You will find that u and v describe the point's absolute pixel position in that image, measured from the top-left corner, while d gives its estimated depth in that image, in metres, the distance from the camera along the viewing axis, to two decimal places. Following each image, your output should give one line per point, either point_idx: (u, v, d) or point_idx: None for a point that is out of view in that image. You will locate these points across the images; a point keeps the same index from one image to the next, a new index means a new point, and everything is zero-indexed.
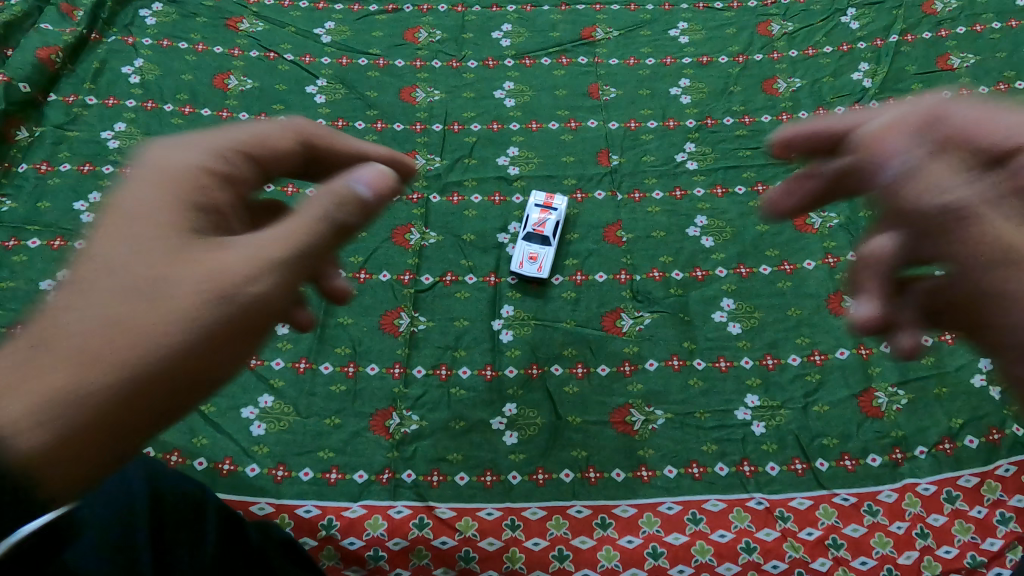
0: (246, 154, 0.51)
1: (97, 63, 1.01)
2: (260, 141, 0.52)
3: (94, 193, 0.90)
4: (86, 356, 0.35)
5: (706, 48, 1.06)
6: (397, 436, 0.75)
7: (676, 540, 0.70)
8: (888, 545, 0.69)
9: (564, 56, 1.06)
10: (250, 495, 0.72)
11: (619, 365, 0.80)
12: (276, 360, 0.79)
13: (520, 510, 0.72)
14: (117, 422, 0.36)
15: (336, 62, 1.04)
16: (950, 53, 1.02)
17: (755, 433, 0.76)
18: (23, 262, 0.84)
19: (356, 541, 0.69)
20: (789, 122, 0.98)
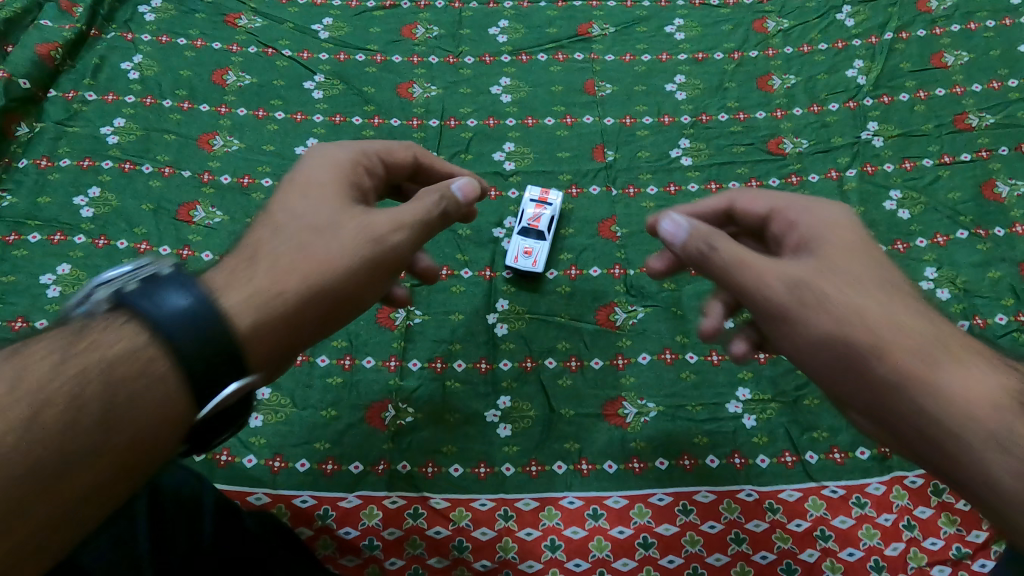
0: (384, 162, 0.68)
1: (96, 59, 1.01)
2: (387, 154, 0.68)
3: (93, 188, 0.90)
4: (292, 268, 0.54)
5: (702, 44, 1.07)
6: (392, 428, 0.76)
7: (667, 532, 0.71)
8: (875, 537, 0.70)
9: (561, 53, 1.06)
10: (248, 485, 0.73)
11: (612, 359, 0.81)
12: None
13: (514, 501, 0.73)
14: (299, 316, 0.54)
15: (334, 58, 1.04)
16: (944, 51, 1.03)
17: (746, 426, 0.77)
18: (24, 256, 0.85)
19: (351, 531, 0.70)
20: (783, 118, 0.99)
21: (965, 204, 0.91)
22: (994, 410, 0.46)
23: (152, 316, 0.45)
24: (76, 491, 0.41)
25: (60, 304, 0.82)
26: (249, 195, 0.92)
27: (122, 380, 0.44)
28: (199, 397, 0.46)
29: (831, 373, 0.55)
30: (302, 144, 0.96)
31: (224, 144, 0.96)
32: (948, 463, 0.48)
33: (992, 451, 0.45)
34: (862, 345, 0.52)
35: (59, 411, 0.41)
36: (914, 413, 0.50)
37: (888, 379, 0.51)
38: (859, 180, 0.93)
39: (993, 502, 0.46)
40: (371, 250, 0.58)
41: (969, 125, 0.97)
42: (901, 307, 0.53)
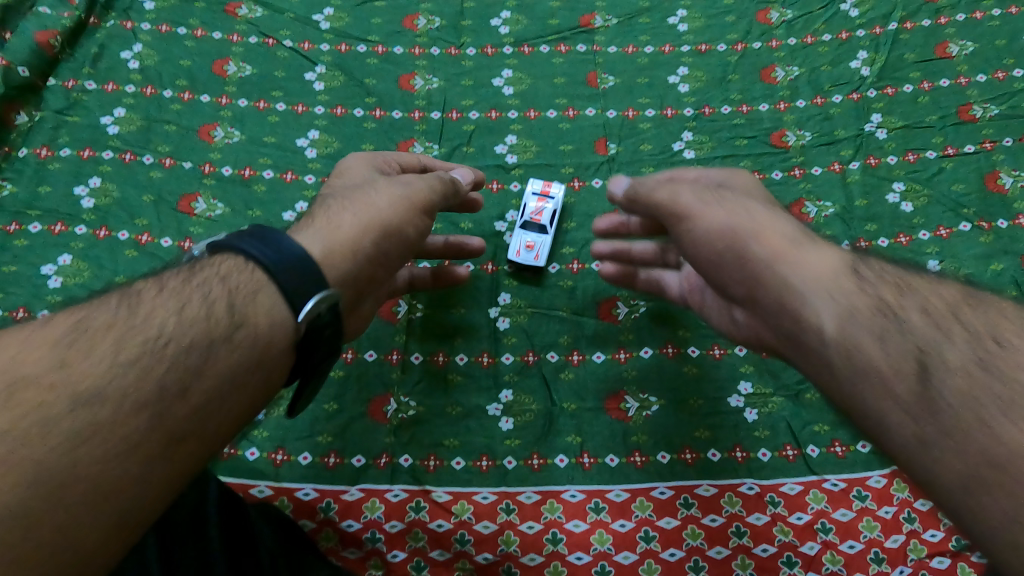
0: (397, 163, 0.79)
1: (95, 48, 1.01)
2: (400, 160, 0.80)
3: (94, 178, 0.90)
4: (346, 212, 0.63)
5: (705, 35, 1.06)
6: (394, 422, 0.76)
7: (668, 525, 0.71)
8: (875, 529, 0.71)
9: (563, 44, 1.06)
10: (250, 478, 0.73)
11: (614, 353, 0.81)
12: None
13: (516, 494, 0.73)
14: (363, 245, 0.61)
15: (335, 48, 1.04)
16: (949, 41, 1.02)
17: (747, 420, 0.77)
18: (25, 247, 0.85)
19: (354, 524, 0.71)
20: (787, 110, 0.99)
21: (968, 196, 0.90)
22: (831, 274, 0.54)
23: (249, 244, 0.52)
24: (189, 409, 0.45)
25: (62, 295, 0.82)
26: (250, 187, 0.91)
27: (230, 297, 0.49)
28: (294, 309, 0.51)
29: (713, 261, 0.64)
30: (303, 136, 0.96)
31: (225, 135, 0.95)
32: (791, 328, 0.55)
33: (819, 294, 0.53)
34: (737, 229, 0.61)
35: (176, 331, 0.46)
36: (770, 281, 0.57)
37: (754, 252, 0.59)
38: (862, 173, 0.93)
39: (820, 352, 0.53)
40: (405, 195, 0.67)
41: (973, 117, 0.96)
42: (773, 213, 0.63)
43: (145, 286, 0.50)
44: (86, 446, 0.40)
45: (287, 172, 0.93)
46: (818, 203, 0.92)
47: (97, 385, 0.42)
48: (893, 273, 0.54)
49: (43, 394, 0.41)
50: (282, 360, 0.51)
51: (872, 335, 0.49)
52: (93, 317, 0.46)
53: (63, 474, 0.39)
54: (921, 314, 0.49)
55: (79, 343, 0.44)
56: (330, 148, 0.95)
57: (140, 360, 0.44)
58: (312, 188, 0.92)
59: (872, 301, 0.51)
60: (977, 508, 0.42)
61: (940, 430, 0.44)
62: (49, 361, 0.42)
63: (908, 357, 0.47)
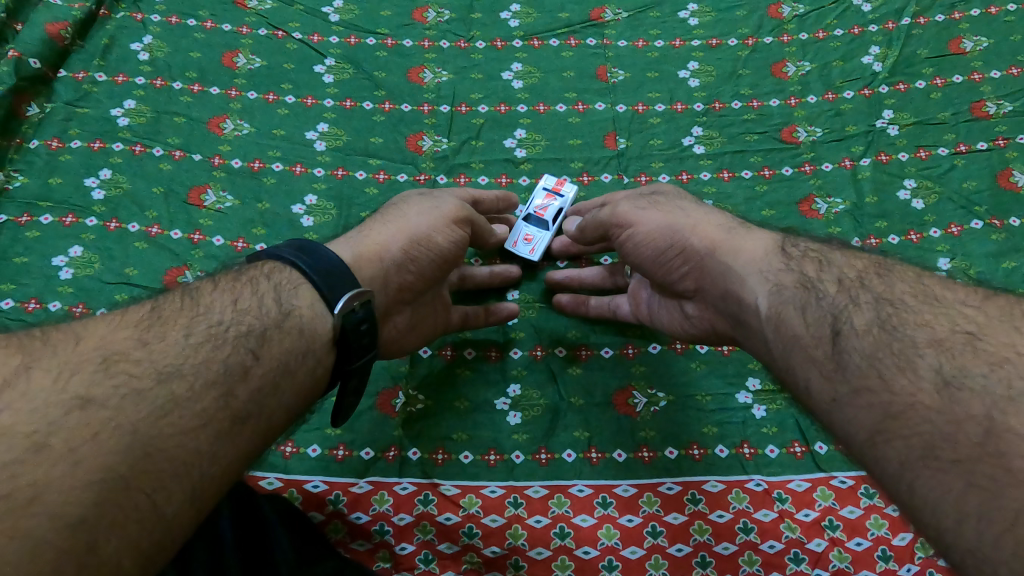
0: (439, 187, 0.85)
1: (105, 40, 1.01)
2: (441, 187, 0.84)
3: (104, 170, 0.90)
4: (377, 226, 0.69)
5: (716, 30, 1.05)
6: (402, 415, 0.77)
7: (676, 520, 0.71)
8: (883, 527, 0.70)
9: (573, 38, 1.05)
10: (260, 470, 0.73)
11: (622, 348, 0.81)
12: None
13: (523, 488, 0.73)
14: (388, 253, 0.66)
15: (344, 41, 1.04)
16: (963, 36, 1.02)
17: (755, 416, 0.77)
18: (36, 237, 0.85)
19: (362, 516, 0.71)
20: (797, 106, 0.98)
21: (980, 194, 0.90)
22: (765, 258, 0.60)
23: (293, 254, 0.60)
24: (251, 389, 0.51)
25: (72, 286, 0.82)
26: (259, 179, 0.91)
27: (276, 292, 0.57)
28: (330, 305, 0.58)
29: (659, 260, 0.69)
30: (312, 128, 0.96)
31: (234, 127, 0.95)
32: (734, 308, 0.61)
33: (755, 280, 0.59)
34: (676, 228, 0.67)
35: (236, 322, 0.53)
36: (713, 266, 0.63)
37: (695, 245, 0.65)
38: (873, 170, 0.92)
39: (756, 327, 0.58)
40: (435, 209, 0.72)
41: (986, 113, 0.96)
42: (709, 210, 0.69)
43: (200, 285, 0.57)
44: (171, 416, 0.46)
45: (296, 165, 0.93)
46: (828, 199, 0.91)
47: (177, 364, 0.48)
48: (816, 251, 0.59)
49: (133, 367, 0.47)
50: (322, 353, 0.57)
51: (795, 306, 0.54)
52: (164, 307, 0.53)
53: (155, 440, 0.44)
54: (834, 285, 0.54)
55: (156, 328, 0.51)
56: (339, 141, 0.95)
57: (211, 344, 0.51)
58: (321, 181, 0.92)
59: (797, 277, 0.56)
60: (878, 457, 0.45)
61: (848, 386, 0.48)
62: (133, 341, 0.49)
63: (823, 323, 0.52)
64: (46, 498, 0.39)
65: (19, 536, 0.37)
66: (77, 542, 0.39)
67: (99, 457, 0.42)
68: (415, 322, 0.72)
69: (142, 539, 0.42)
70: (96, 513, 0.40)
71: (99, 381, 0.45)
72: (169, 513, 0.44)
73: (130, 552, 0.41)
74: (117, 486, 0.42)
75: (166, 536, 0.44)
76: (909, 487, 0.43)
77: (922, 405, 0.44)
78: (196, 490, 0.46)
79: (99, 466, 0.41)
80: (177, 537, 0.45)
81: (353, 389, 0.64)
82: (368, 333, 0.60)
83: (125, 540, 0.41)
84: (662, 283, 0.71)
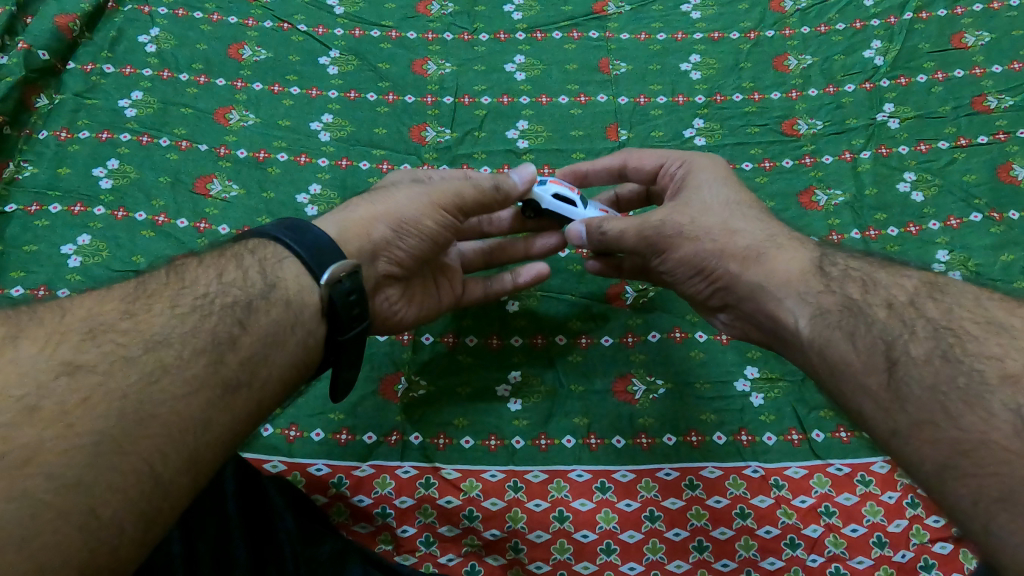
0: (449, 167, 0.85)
1: (113, 32, 1.02)
2: None
3: (112, 160, 0.92)
4: (362, 205, 0.71)
5: (718, 24, 1.06)
6: (405, 400, 0.78)
7: (673, 505, 0.72)
8: (879, 514, 0.71)
9: (576, 31, 1.06)
10: (265, 453, 0.74)
11: (621, 337, 0.82)
12: None
13: (523, 473, 0.74)
14: (374, 232, 0.69)
15: (349, 33, 1.05)
16: (964, 31, 1.02)
17: (754, 404, 0.78)
18: (45, 226, 0.86)
19: (365, 499, 0.72)
20: (798, 99, 0.99)
21: (980, 187, 0.90)
22: (804, 278, 0.60)
23: (279, 229, 0.63)
24: (240, 357, 0.54)
25: (80, 274, 0.83)
26: (264, 169, 0.92)
27: (261, 264, 0.60)
28: (317, 276, 0.61)
29: (691, 280, 0.69)
30: (317, 119, 0.97)
31: (240, 118, 0.96)
32: (770, 325, 0.62)
33: (793, 300, 0.60)
34: (707, 254, 0.66)
35: (222, 294, 0.57)
36: (746, 289, 0.63)
37: (728, 270, 0.65)
38: (873, 162, 0.93)
39: (799, 348, 0.59)
40: (427, 189, 0.72)
41: (987, 107, 0.96)
42: (737, 224, 0.67)
43: (186, 261, 0.60)
44: (161, 382, 0.49)
45: (300, 155, 0.94)
46: (828, 191, 0.91)
47: (165, 332, 0.52)
48: (858, 270, 0.60)
49: (122, 336, 0.50)
50: (312, 325, 0.60)
51: (843, 331, 0.55)
52: (150, 282, 0.57)
53: (146, 406, 0.47)
54: (884, 309, 0.55)
55: (143, 300, 0.54)
56: (343, 132, 0.96)
57: (198, 313, 0.54)
58: (325, 170, 0.93)
59: (840, 299, 0.57)
60: (947, 495, 0.47)
61: (908, 420, 0.49)
62: (121, 312, 0.53)
63: (874, 351, 0.53)
64: (42, 459, 0.42)
65: (21, 497, 0.41)
66: (76, 504, 0.42)
67: (92, 423, 0.45)
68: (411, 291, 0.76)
69: (143, 503, 0.45)
70: (92, 476, 0.44)
71: (88, 349, 0.49)
72: (166, 479, 0.47)
73: (131, 517, 0.45)
74: (110, 449, 0.45)
75: (168, 500, 0.47)
76: (985, 529, 0.44)
77: (996, 443, 0.45)
78: (193, 455, 0.49)
79: (90, 430, 0.45)
80: (183, 499, 0.48)
81: (350, 363, 0.66)
82: (357, 304, 0.62)
83: (127, 508, 0.45)
84: (692, 297, 0.71)
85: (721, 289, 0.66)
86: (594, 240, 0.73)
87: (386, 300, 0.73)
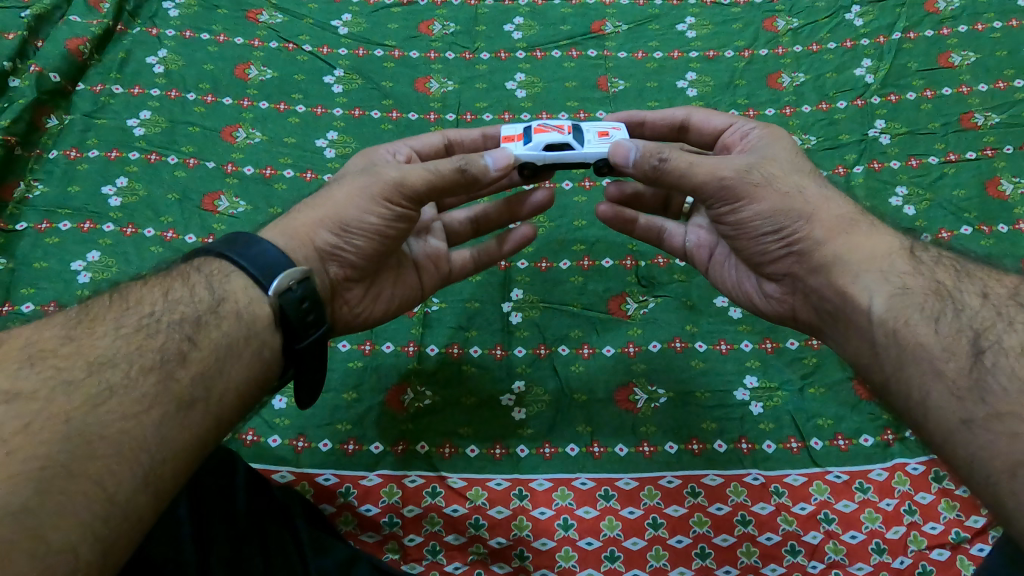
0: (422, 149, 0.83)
1: (122, 54, 1.05)
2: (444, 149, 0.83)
3: (121, 178, 0.93)
4: (309, 209, 0.71)
5: (713, 42, 1.09)
6: (411, 410, 0.79)
7: (676, 513, 0.73)
8: (877, 521, 0.72)
9: (574, 49, 1.09)
10: (273, 463, 0.75)
11: (623, 347, 0.84)
12: (342, 342, 0.84)
13: (528, 481, 0.75)
14: (317, 237, 0.69)
15: (353, 53, 1.07)
16: (951, 51, 1.05)
17: (753, 413, 0.79)
18: (54, 243, 0.88)
19: (372, 508, 0.73)
20: (792, 115, 1.01)
21: (970, 201, 0.92)
22: (889, 258, 0.63)
23: (223, 246, 0.64)
24: (191, 372, 0.55)
25: (89, 289, 0.84)
26: (272, 186, 0.94)
27: (208, 281, 0.61)
28: (265, 289, 0.62)
29: (763, 237, 0.70)
30: (322, 136, 0.99)
31: (247, 136, 0.98)
32: (836, 299, 0.64)
33: (873, 276, 0.62)
34: (792, 213, 0.67)
35: (168, 311, 0.58)
36: (822, 259, 0.66)
37: (812, 234, 0.67)
38: (866, 176, 0.95)
39: (863, 324, 0.61)
40: (367, 186, 0.70)
41: (975, 124, 0.98)
42: (830, 193, 0.70)
43: (131, 284, 0.61)
44: (108, 404, 0.50)
45: (306, 171, 0.96)
46: None
47: (110, 353, 0.53)
48: (950, 260, 0.62)
49: (62, 362, 0.51)
50: (266, 336, 0.61)
51: (923, 314, 0.57)
52: (93, 306, 0.58)
53: (92, 429, 0.48)
54: (977, 298, 0.57)
55: (85, 325, 0.55)
56: (348, 148, 0.98)
57: (143, 332, 0.55)
58: None
59: (929, 284, 0.59)
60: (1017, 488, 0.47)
61: (985, 409, 0.51)
62: (62, 338, 0.53)
63: (960, 338, 0.55)
64: None
65: None
66: (24, 530, 0.43)
67: (35, 449, 0.45)
68: (377, 292, 0.76)
69: (98, 524, 0.46)
70: (40, 501, 0.44)
71: (27, 375, 0.49)
72: (121, 498, 0.47)
73: (85, 539, 0.45)
74: (58, 474, 0.45)
75: (125, 519, 0.47)
76: None
77: None
78: (149, 475, 0.49)
79: (34, 456, 0.45)
80: (142, 520, 0.49)
81: (313, 369, 0.66)
82: (312, 311, 0.62)
83: (81, 529, 0.45)
84: (755, 258, 0.73)
85: (795, 253, 0.68)
86: (646, 165, 0.71)
87: (345, 303, 0.73)
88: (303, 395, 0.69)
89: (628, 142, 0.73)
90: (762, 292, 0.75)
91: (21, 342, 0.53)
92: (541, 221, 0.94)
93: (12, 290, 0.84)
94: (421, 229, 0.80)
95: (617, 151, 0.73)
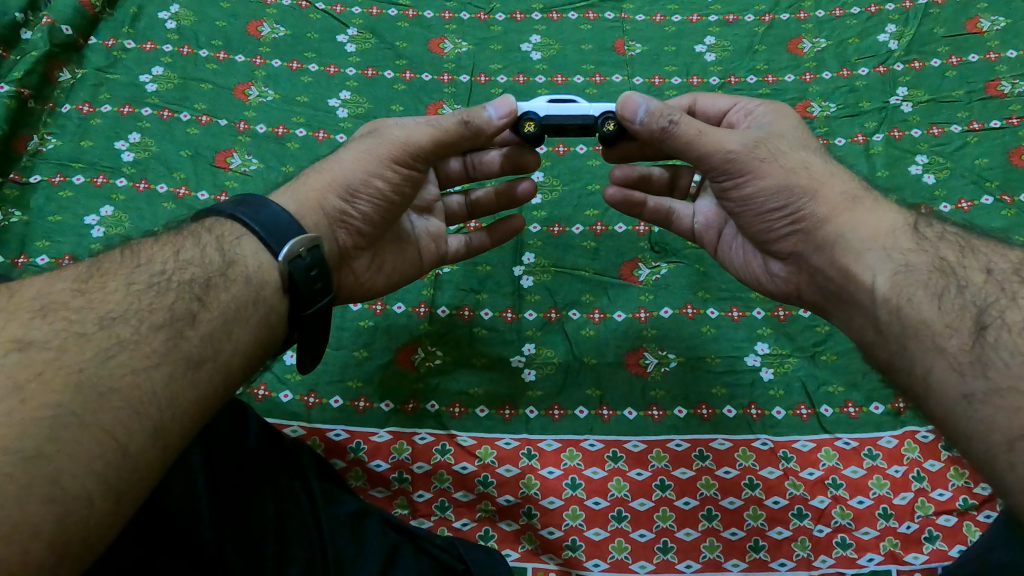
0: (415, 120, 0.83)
1: (134, 8, 1.04)
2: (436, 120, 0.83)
3: (133, 133, 0.93)
4: (313, 174, 0.70)
5: (733, 7, 1.07)
6: (422, 369, 0.80)
7: (683, 475, 0.74)
8: (885, 487, 0.72)
9: (592, 11, 1.07)
10: (283, 418, 0.76)
11: (634, 312, 0.84)
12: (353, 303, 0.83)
13: (537, 441, 0.76)
14: (326, 201, 0.68)
15: (367, 11, 1.06)
16: (980, 16, 1.02)
17: (763, 378, 0.79)
18: (68, 196, 0.88)
19: (382, 464, 0.74)
20: (812, 81, 1.00)
21: (992, 170, 0.90)
22: (892, 234, 0.62)
23: (236, 207, 0.64)
24: (200, 333, 0.55)
25: (103, 243, 0.85)
26: (285, 144, 0.94)
27: (218, 243, 0.61)
28: (274, 254, 0.62)
29: (769, 215, 0.69)
30: (334, 96, 0.98)
31: (259, 94, 0.98)
32: (840, 278, 0.64)
33: (879, 253, 0.61)
34: (797, 190, 0.67)
35: (178, 271, 0.58)
36: (826, 235, 0.65)
37: (816, 212, 0.66)
38: (886, 145, 0.94)
39: (866, 302, 0.61)
40: (374, 147, 0.70)
41: (1000, 92, 0.96)
42: (836, 171, 0.69)
43: (143, 241, 0.61)
44: (119, 358, 0.50)
45: (319, 131, 0.95)
46: None
47: (121, 309, 0.53)
48: (956, 235, 0.61)
49: (75, 316, 0.51)
50: (274, 301, 0.61)
51: (929, 291, 0.56)
52: (105, 262, 0.58)
53: (103, 381, 0.48)
54: (982, 274, 0.56)
55: (97, 280, 0.55)
56: (360, 108, 0.97)
57: (153, 290, 0.55)
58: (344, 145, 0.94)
59: (933, 261, 0.59)
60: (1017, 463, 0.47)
61: (986, 384, 0.50)
62: (74, 291, 0.54)
63: (964, 314, 0.54)
64: None
65: None
66: (37, 477, 0.43)
67: (47, 399, 0.46)
68: (383, 262, 0.76)
69: (110, 475, 0.46)
70: (53, 449, 0.44)
71: (37, 327, 0.50)
72: (132, 450, 0.48)
73: (99, 489, 0.45)
74: (70, 423, 0.46)
75: (137, 473, 0.48)
76: None
77: None
78: (159, 429, 0.50)
79: (46, 406, 0.45)
80: (153, 474, 0.49)
81: (316, 334, 0.67)
82: (319, 279, 0.63)
83: (94, 477, 0.45)
84: (760, 237, 0.72)
85: (800, 232, 0.67)
86: (655, 127, 0.69)
87: (353, 271, 0.73)
88: (302, 361, 0.69)
89: (638, 97, 0.70)
90: (767, 271, 0.75)
91: (35, 293, 0.53)
92: (554, 184, 0.93)
93: (27, 242, 0.85)
94: (423, 208, 0.80)
95: (626, 104, 0.70)
